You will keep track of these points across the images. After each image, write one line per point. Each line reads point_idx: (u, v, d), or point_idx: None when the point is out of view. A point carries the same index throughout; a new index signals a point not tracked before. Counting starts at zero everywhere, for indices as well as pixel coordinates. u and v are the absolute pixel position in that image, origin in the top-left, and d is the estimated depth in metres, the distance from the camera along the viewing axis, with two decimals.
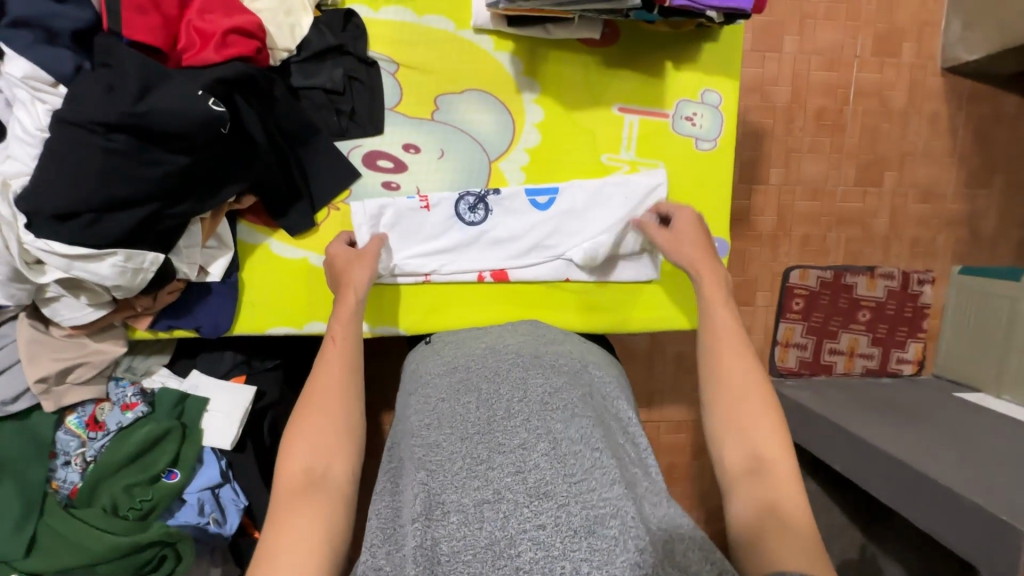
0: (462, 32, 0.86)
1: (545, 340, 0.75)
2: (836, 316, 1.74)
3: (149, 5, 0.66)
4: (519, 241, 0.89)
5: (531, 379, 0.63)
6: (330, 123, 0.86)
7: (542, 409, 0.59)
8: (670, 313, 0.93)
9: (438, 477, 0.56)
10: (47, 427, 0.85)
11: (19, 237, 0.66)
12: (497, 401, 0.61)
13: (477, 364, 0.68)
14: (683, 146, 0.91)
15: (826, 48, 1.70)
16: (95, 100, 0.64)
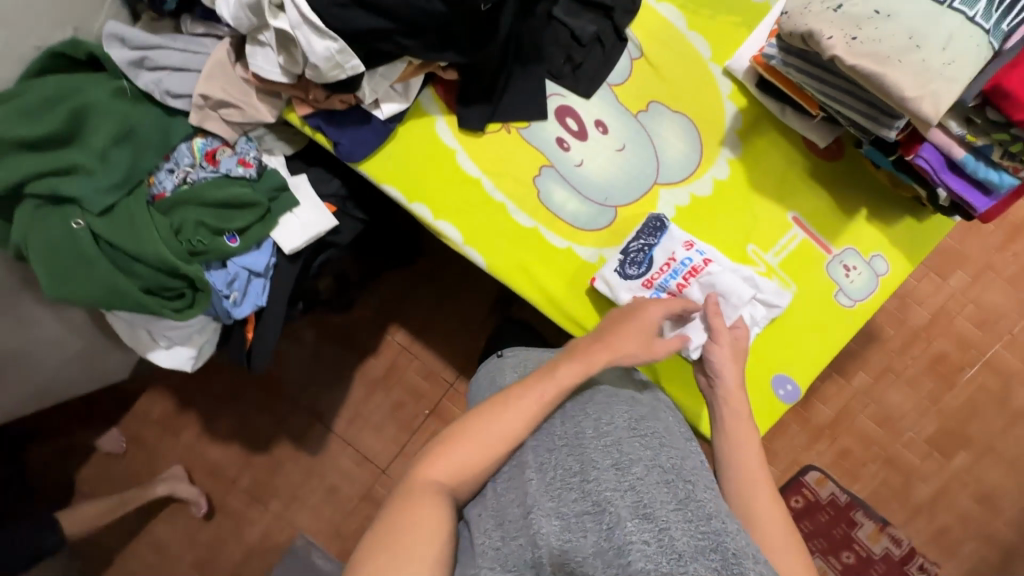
0: (713, 64, 0.88)
1: (627, 377, 0.82)
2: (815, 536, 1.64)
3: None
4: (669, 268, 0.87)
5: (617, 409, 0.72)
6: (556, 61, 0.89)
7: (630, 437, 0.68)
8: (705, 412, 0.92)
9: (542, 485, 0.65)
10: (179, 135, 0.92)
11: None
12: (587, 422, 0.71)
13: (568, 389, 0.78)
14: (824, 286, 0.89)
15: (986, 306, 1.62)
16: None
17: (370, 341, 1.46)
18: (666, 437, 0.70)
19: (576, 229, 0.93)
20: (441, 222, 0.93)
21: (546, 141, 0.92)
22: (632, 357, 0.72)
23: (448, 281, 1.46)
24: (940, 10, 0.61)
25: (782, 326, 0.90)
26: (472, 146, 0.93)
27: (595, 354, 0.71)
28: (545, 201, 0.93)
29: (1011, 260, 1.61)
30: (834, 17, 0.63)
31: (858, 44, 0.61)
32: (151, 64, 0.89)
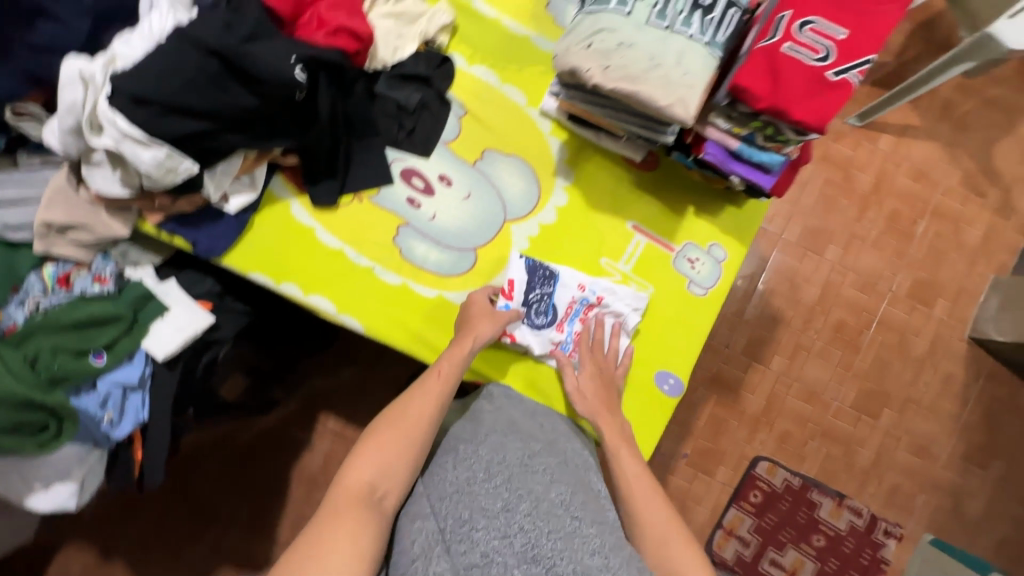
0: (530, 109, 0.98)
1: (518, 408, 0.84)
2: (790, 528, 1.63)
3: None
4: (572, 310, 0.94)
5: (508, 446, 0.72)
6: (389, 130, 0.97)
7: (520, 475, 0.68)
8: None
9: (431, 535, 0.63)
10: (25, 266, 0.92)
11: (96, 102, 0.76)
12: (479, 464, 0.69)
13: (460, 429, 0.77)
14: (677, 281, 0.97)
15: (864, 270, 1.74)
16: (211, 29, 0.76)
17: (294, 434, 1.40)
18: (557, 470, 0.71)
19: (439, 275, 0.97)
20: (312, 296, 0.94)
21: (398, 203, 0.98)
22: (484, 337, 0.85)
23: (361, 353, 1.43)
24: (667, 33, 0.72)
25: (651, 327, 0.96)
26: (327, 218, 0.97)
27: (460, 339, 0.84)
28: (407, 256, 0.97)
29: (873, 224, 1.74)
30: (589, 52, 0.73)
31: (613, 70, 0.71)
32: None
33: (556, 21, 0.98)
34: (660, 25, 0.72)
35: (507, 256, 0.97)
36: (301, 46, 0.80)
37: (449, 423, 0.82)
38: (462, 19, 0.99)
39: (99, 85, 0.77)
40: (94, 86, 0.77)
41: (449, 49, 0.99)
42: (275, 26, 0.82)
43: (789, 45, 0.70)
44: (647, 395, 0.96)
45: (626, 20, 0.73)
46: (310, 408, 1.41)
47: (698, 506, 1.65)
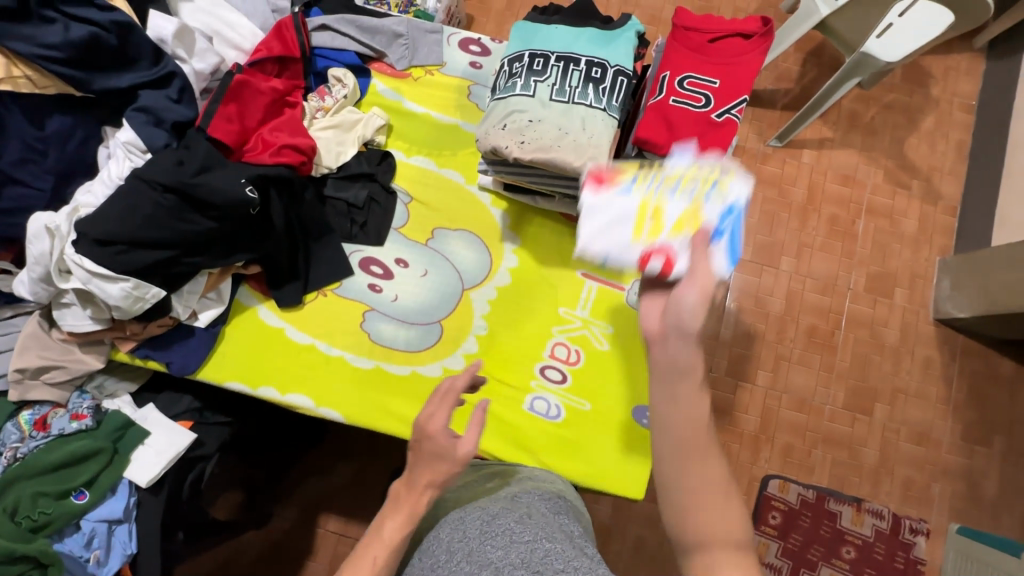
0: (469, 186, 1.07)
1: (491, 488, 0.81)
2: (818, 545, 1.60)
3: (236, 117, 0.90)
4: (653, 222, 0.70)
5: (467, 522, 0.69)
6: (343, 226, 1.04)
7: (478, 544, 0.64)
8: (595, 468, 0.97)
9: None
10: (2, 415, 0.93)
11: (62, 248, 0.82)
12: (439, 550, 0.66)
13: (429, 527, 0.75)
14: (634, 317, 1.03)
15: (820, 274, 1.83)
16: (165, 169, 0.83)
17: (299, 541, 1.36)
18: (517, 524, 0.66)
19: (408, 352, 1.01)
20: (290, 395, 0.97)
21: (361, 291, 1.03)
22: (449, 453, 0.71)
23: (353, 443, 1.42)
24: (568, 106, 0.81)
25: (620, 364, 1.01)
26: (294, 316, 1.02)
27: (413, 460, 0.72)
28: (376, 339, 1.02)
29: (816, 231, 1.85)
30: (504, 133, 0.82)
31: (528, 145, 0.81)
32: None
33: (479, 108, 1.09)
34: (561, 99, 0.82)
35: (471, 322, 1.02)
36: (251, 169, 0.89)
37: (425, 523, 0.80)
38: (395, 118, 1.09)
39: (66, 233, 0.82)
40: (62, 236, 0.82)
41: (388, 146, 1.08)
42: (223, 154, 0.89)
43: (674, 98, 0.81)
44: (630, 432, 0.98)
45: (530, 101, 0.83)
46: (310, 512, 1.37)
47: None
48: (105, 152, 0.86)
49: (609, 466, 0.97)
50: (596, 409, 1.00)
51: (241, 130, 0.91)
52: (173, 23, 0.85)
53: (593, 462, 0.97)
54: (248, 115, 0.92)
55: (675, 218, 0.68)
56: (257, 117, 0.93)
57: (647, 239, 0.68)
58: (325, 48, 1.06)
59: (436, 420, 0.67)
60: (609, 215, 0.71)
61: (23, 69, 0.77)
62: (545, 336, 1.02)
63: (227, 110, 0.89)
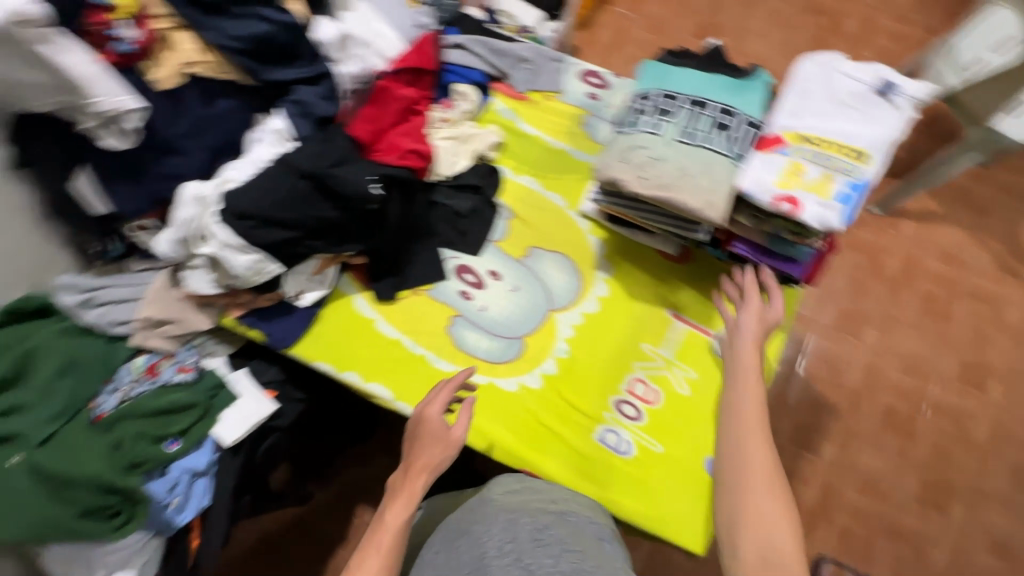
0: (571, 210, 1.10)
1: (532, 489, 0.85)
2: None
3: (372, 119, 0.97)
4: (788, 195, 0.77)
5: (519, 524, 0.72)
6: (445, 232, 1.09)
7: (530, 548, 0.67)
8: (659, 513, 0.94)
9: None
10: (121, 356, 1.01)
11: (208, 216, 0.90)
12: (491, 542, 0.70)
13: (465, 514, 0.80)
14: (720, 366, 1.01)
15: (905, 353, 1.71)
16: (307, 155, 0.91)
17: (333, 529, 1.39)
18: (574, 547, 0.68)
19: (489, 362, 1.04)
20: (371, 384, 1.01)
21: (452, 296, 1.07)
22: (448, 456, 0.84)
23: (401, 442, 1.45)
24: (695, 148, 0.83)
25: (697, 411, 0.99)
26: (387, 311, 1.07)
27: (410, 475, 0.82)
28: (461, 344, 1.05)
29: (907, 307, 1.75)
30: (626, 166, 0.84)
31: (649, 180, 0.82)
32: (99, 301, 1.00)
33: (590, 136, 1.12)
34: (687, 141, 0.83)
35: (554, 343, 1.04)
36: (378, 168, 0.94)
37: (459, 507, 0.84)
38: (508, 136, 1.13)
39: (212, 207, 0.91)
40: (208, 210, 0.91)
41: (498, 162, 1.13)
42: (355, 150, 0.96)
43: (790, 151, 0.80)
44: (699, 483, 0.96)
45: (655, 138, 0.84)
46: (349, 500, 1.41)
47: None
48: (251, 136, 0.94)
49: (673, 513, 0.94)
50: (667, 452, 0.98)
51: (375, 130, 0.97)
52: (338, 32, 0.94)
53: (657, 507, 0.94)
54: (382, 119, 0.99)
55: (814, 180, 0.77)
56: (390, 121, 1.00)
57: (786, 185, 0.78)
58: (456, 64, 1.12)
59: (433, 409, 0.87)
60: (764, 166, 0.80)
61: (210, 55, 0.86)
62: (626, 369, 1.02)
63: (366, 111, 0.96)
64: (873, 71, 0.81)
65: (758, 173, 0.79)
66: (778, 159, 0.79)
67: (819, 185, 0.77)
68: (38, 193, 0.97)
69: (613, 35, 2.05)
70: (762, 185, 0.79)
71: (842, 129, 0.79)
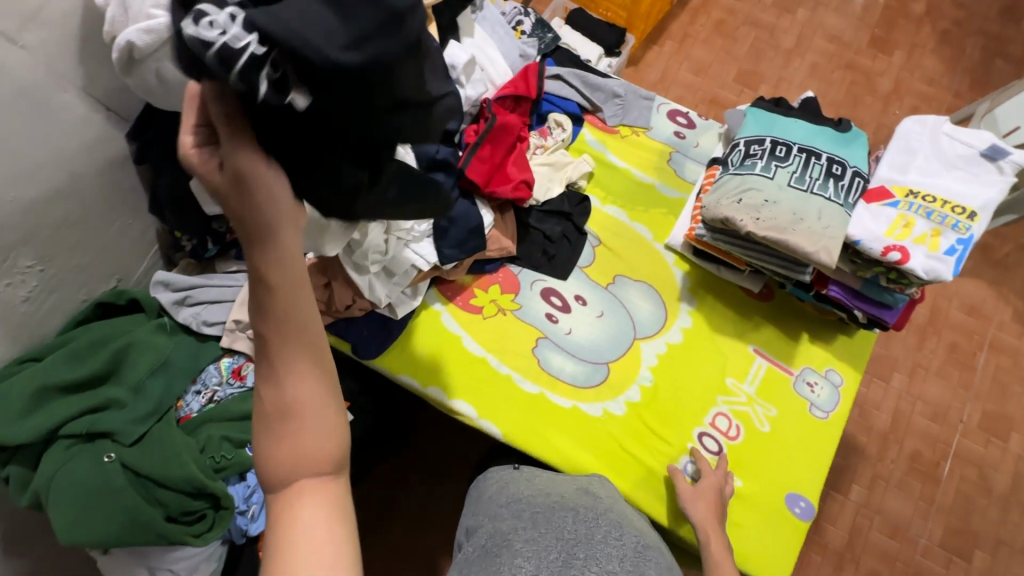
0: (656, 242, 1.13)
1: (626, 507, 0.86)
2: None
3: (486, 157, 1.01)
4: (896, 246, 0.82)
5: (625, 530, 0.74)
6: (533, 256, 1.12)
7: (634, 556, 0.68)
8: (740, 549, 0.95)
9: (533, 562, 0.64)
10: (207, 357, 0.99)
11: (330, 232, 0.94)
12: (596, 530, 0.72)
13: (571, 496, 0.82)
14: (799, 403, 1.04)
15: (932, 401, 1.75)
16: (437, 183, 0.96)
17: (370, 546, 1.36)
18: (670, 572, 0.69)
19: (573, 387, 1.05)
20: (457, 400, 1.01)
21: (537, 318, 1.09)
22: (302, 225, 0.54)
23: None
24: (807, 194, 0.87)
25: (778, 447, 1.01)
26: (475, 329, 1.07)
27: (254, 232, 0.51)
28: (547, 368, 1.05)
29: (933, 355, 1.80)
30: (739, 207, 0.88)
31: (763, 222, 0.86)
32: (192, 301, 1.00)
33: (677, 173, 1.17)
34: (800, 188, 0.88)
35: (638, 371, 1.05)
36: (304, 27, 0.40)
37: (552, 487, 0.85)
38: (598, 167, 1.18)
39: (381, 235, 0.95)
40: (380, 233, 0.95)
41: (586, 191, 1.16)
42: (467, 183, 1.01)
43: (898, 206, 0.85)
44: (780, 518, 0.98)
45: (767, 183, 0.88)
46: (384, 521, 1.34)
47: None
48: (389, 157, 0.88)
49: (754, 548, 0.95)
50: (747, 487, 0.99)
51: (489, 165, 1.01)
52: (466, 57, 0.97)
53: (739, 542, 0.95)
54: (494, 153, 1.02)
55: (922, 234, 0.82)
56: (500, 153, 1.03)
57: (897, 237, 0.83)
58: (553, 95, 1.19)
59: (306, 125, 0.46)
60: (872, 217, 0.85)
61: None
62: (709, 402, 1.04)
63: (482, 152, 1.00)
64: (979, 136, 0.86)
65: (866, 224, 0.85)
66: (886, 213, 0.85)
67: (927, 239, 0.82)
68: (138, 187, 0.97)
69: (660, 74, 2.08)
70: (870, 234, 0.84)
71: (949, 187, 0.84)
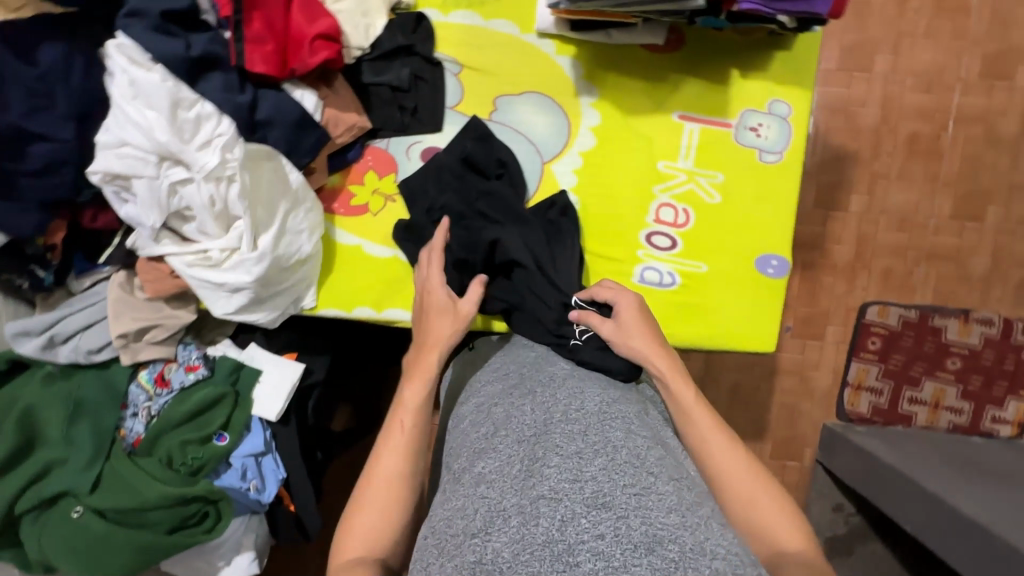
0: (526, 36, 0.89)
1: None
2: (921, 361, 1.55)
3: (265, 32, 0.75)
4: None
5: (589, 389, 0.67)
6: (393, 118, 0.91)
7: (599, 422, 0.60)
8: (724, 331, 0.89)
9: (495, 487, 0.56)
10: (123, 380, 0.93)
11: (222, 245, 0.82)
12: (558, 406, 0.63)
13: (529, 371, 0.73)
14: (746, 155, 0.88)
15: (925, 70, 1.50)
16: (214, 93, 0.75)
17: None
18: (640, 412, 0.65)
19: None
20: (388, 311, 0.92)
21: None
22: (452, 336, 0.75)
23: None
24: None
25: (735, 217, 0.89)
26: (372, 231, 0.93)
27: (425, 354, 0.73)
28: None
29: (919, 13, 1.49)
30: None
31: None
32: (62, 337, 0.89)
33: None
34: None
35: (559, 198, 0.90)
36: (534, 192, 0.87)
37: (510, 376, 0.75)
38: None
39: (228, 173, 0.77)
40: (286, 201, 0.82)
41: (417, 7, 0.90)
42: (262, 75, 0.77)
43: None
44: (754, 286, 0.90)
45: None
46: None
47: (817, 373, 1.57)
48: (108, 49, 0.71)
49: (735, 325, 0.90)
50: (713, 268, 0.90)
51: (277, 37, 0.76)
52: None
53: (720, 323, 0.89)
54: (274, 19, 0.76)
55: None
56: (279, 13, 0.76)
57: None
58: None
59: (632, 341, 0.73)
60: None
61: None
62: (647, 198, 0.90)
63: (254, 27, 0.74)
64: None
65: None
66: None
67: None
68: None
69: None
70: None
71: None
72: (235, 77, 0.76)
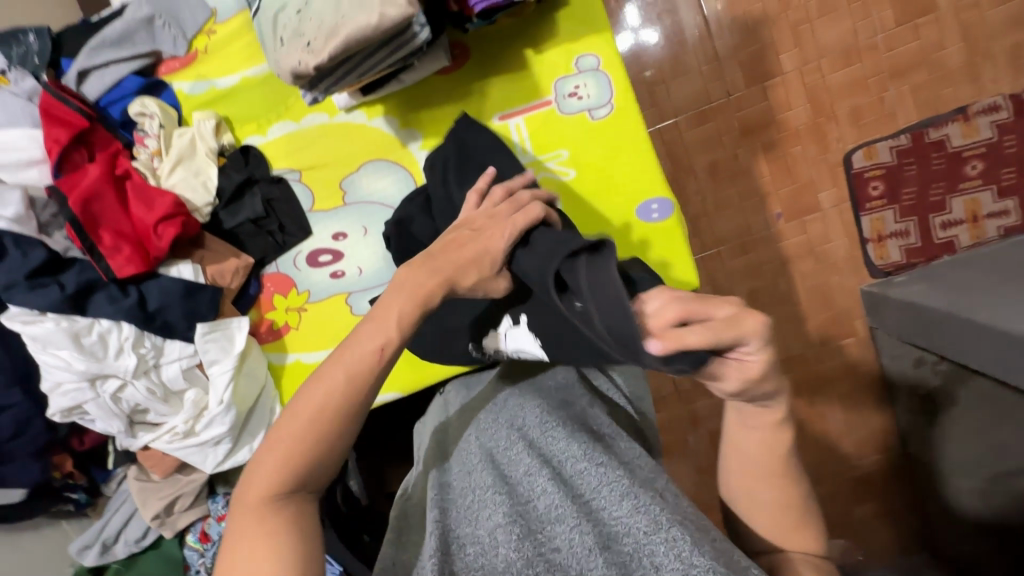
0: (337, 117, 0.92)
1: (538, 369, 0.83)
2: (938, 181, 1.29)
3: (119, 239, 0.85)
4: None
5: (531, 405, 0.70)
6: (268, 244, 0.97)
7: (544, 437, 0.64)
8: None
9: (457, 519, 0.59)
10: (177, 549, 1.06)
11: (191, 408, 0.93)
12: (501, 433, 0.68)
13: (479, 408, 0.76)
14: (577, 122, 0.86)
15: None
16: (104, 309, 0.85)
17: None
18: (581, 411, 0.69)
19: None
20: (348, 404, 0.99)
21: (329, 285, 0.97)
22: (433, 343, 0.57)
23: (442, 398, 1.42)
24: None
25: (593, 178, 0.87)
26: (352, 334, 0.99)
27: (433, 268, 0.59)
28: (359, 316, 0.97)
29: None
30: (288, 46, 0.65)
31: (317, 41, 0.64)
32: (113, 539, 1.04)
33: None
34: None
35: None
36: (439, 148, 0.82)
37: (465, 419, 0.77)
38: (224, 107, 0.94)
39: (152, 363, 0.89)
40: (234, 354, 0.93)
41: (241, 140, 0.96)
42: (134, 275, 0.86)
43: None
44: (649, 236, 0.87)
45: None
46: None
47: (831, 243, 1.33)
48: (3, 322, 0.84)
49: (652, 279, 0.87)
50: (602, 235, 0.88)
51: (130, 239, 0.85)
52: None
53: None
54: (121, 225, 0.85)
55: None
56: (124, 218, 0.86)
57: None
58: (104, 94, 0.91)
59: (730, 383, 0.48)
60: None
61: None
62: None
63: (107, 241, 0.84)
64: None
65: None
66: None
67: None
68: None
69: None
70: None
71: None
72: (116, 288, 0.86)
